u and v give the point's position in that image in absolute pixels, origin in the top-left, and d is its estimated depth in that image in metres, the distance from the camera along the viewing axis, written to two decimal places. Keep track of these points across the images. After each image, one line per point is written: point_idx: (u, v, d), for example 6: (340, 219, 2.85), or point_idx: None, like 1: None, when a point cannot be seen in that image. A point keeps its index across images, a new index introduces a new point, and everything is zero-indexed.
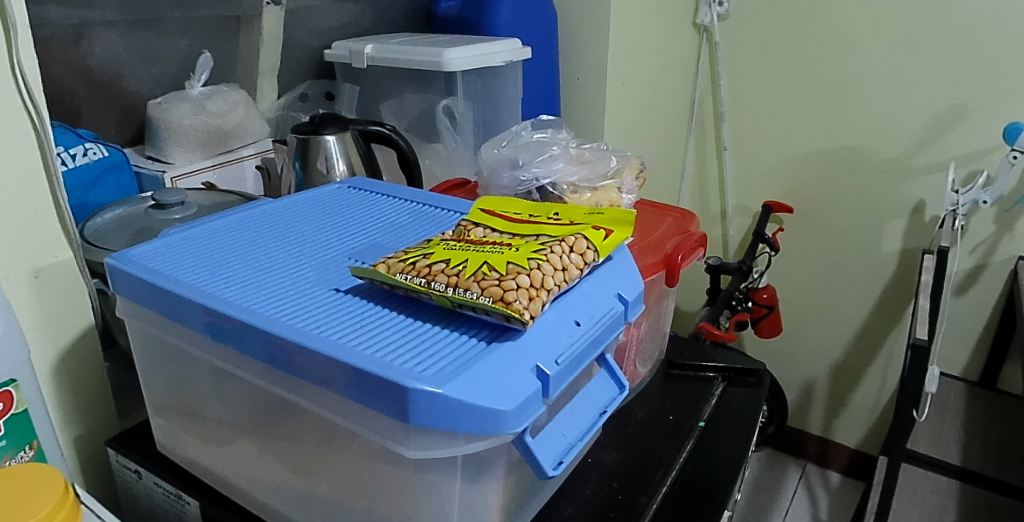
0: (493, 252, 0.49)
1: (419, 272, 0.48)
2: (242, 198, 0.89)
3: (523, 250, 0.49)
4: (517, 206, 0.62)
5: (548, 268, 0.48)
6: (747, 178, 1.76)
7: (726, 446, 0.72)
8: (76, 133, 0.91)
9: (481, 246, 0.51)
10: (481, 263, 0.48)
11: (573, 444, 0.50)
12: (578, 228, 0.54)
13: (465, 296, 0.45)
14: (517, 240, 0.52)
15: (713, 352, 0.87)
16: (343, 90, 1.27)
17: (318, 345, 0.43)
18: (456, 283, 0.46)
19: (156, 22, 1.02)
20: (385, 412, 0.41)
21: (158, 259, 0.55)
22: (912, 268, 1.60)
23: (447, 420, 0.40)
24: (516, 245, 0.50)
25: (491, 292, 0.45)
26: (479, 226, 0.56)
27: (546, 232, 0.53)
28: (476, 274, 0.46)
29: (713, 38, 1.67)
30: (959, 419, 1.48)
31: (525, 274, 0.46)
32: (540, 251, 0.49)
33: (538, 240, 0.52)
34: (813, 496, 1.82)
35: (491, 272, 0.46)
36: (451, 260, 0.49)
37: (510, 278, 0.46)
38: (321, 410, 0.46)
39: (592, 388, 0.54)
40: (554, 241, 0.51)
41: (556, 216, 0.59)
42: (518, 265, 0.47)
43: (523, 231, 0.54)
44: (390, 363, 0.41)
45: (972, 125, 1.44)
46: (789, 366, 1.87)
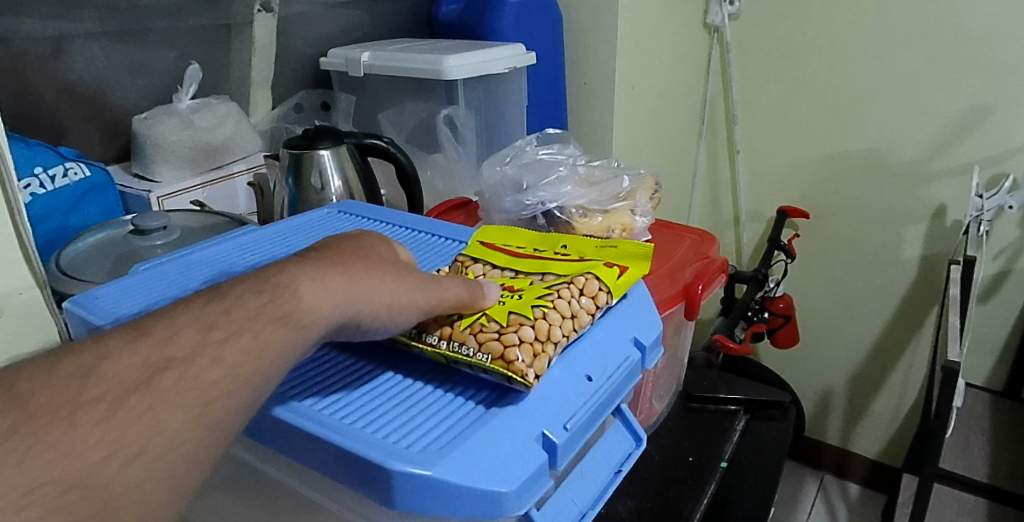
0: (496, 300, 0.48)
1: (417, 321, 0.47)
2: (229, 218, 0.84)
3: (526, 297, 0.48)
4: (527, 237, 0.60)
5: (555, 317, 0.46)
6: (760, 182, 1.70)
7: (750, 489, 0.67)
8: (58, 151, 0.85)
9: (485, 293, 0.50)
10: (481, 312, 0.46)
11: (585, 512, 0.46)
12: (588, 266, 0.52)
13: (461, 352, 0.44)
14: (521, 284, 0.50)
15: (733, 383, 0.83)
16: (339, 101, 1.19)
17: (302, 420, 0.41)
18: (449, 335, 0.45)
19: (142, 33, 0.97)
20: (367, 493, 0.39)
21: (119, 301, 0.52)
22: (934, 274, 1.53)
23: (436, 503, 0.38)
24: (520, 291, 0.49)
25: (490, 349, 0.43)
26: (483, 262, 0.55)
27: (554, 273, 0.51)
28: (474, 326, 0.45)
29: (724, 39, 1.60)
30: (987, 432, 1.41)
31: (528, 326, 0.45)
32: (545, 297, 0.47)
33: (544, 283, 0.50)
34: (832, 510, 1.76)
35: (490, 324, 0.45)
36: (448, 306, 0.48)
37: (510, 330, 0.44)
38: (308, 485, 0.45)
39: (605, 442, 0.50)
40: (562, 283, 0.49)
41: (567, 249, 0.57)
42: (520, 314, 0.45)
43: (530, 271, 0.53)
44: (374, 438, 0.40)
45: (996, 126, 1.37)
46: (806, 375, 1.80)
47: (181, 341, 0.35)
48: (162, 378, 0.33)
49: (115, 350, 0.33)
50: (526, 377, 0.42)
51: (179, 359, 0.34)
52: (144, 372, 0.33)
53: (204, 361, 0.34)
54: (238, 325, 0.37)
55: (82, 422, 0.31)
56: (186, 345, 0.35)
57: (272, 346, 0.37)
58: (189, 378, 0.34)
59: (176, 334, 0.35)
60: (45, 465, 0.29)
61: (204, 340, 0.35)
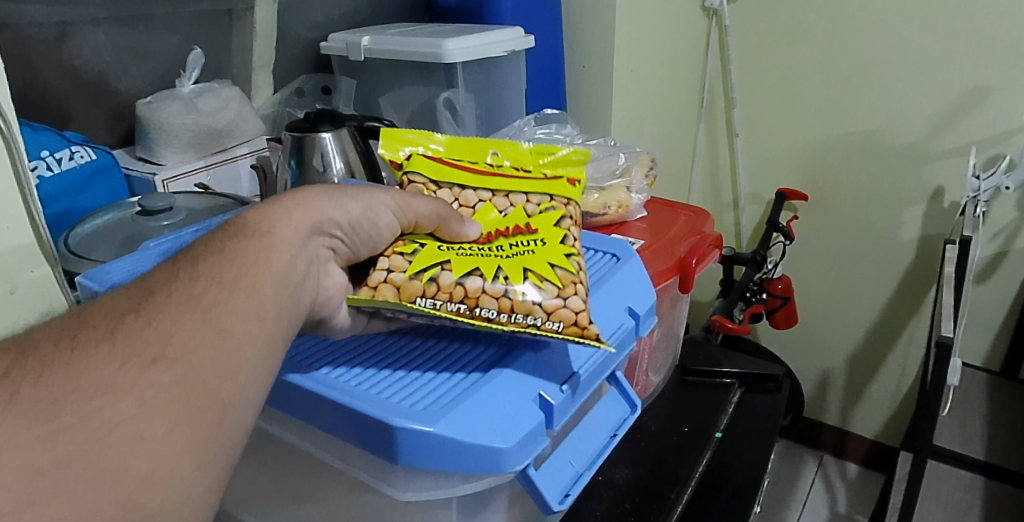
0: (524, 254, 0.50)
1: (464, 295, 0.46)
2: (234, 200, 0.86)
3: (558, 248, 0.51)
4: (461, 151, 0.61)
5: (582, 263, 0.51)
6: (760, 165, 1.70)
7: (744, 459, 0.69)
8: (63, 135, 0.87)
9: (500, 248, 0.51)
10: (526, 272, 0.48)
11: (582, 473, 0.49)
12: (564, 188, 0.58)
13: (530, 322, 0.45)
14: (522, 219, 0.54)
15: (727, 356, 0.85)
16: (341, 83, 1.21)
17: (312, 385, 0.45)
18: (511, 306, 0.46)
19: (144, 19, 0.99)
20: (372, 451, 0.43)
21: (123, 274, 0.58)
22: (931, 255, 1.54)
23: (439, 459, 0.42)
24: (543, 238, 0.52)
25: (561, 316, 0.46)
26: (455, 187, 0.57)
27: (539, 198, 0.56)
28: (530, 293, 0.47)
29: (723, 22, 1.60)
30: (983, 409, 1.42)
31: (581, 283, 0.49)
32: (568, 241, 0.52)
33: (548, 216, 0.54)
34: (831, 489, 1.78)
35: (546, 286, 0.47)
36: (484, 272, 0.48)
37: (567, 292, 0.47)
38: (324, 456, 0.48)
39: (603, 409, 0.53)
40: (562, 220, 0.54)
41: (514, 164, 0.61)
42: (565, 267, 0.49)
43: (511, 192, 0.56)
44: (382, 400, 0.43)
45: (992, 108, 1.38)
46: (805, 356, 1.82)
47: (165, 277, 0.38)
48: (160, 295, 0.36)
49: (114, 298, 0.37)
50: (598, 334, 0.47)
51: (193, 273, 0.38)
52: (139, 298, 0.36)
53: (108, 397, 0.31)
54: (234, 240, 0.41)
55: (87, 343, 0.33)
56: (170, 277, 0.38)
57: (277, 244, 0.42)
58: (212, 279, 0.38)
59: (160, 277, 0.38)
60: (61, 381, 0.31)
61: (204, 258, 0.39)
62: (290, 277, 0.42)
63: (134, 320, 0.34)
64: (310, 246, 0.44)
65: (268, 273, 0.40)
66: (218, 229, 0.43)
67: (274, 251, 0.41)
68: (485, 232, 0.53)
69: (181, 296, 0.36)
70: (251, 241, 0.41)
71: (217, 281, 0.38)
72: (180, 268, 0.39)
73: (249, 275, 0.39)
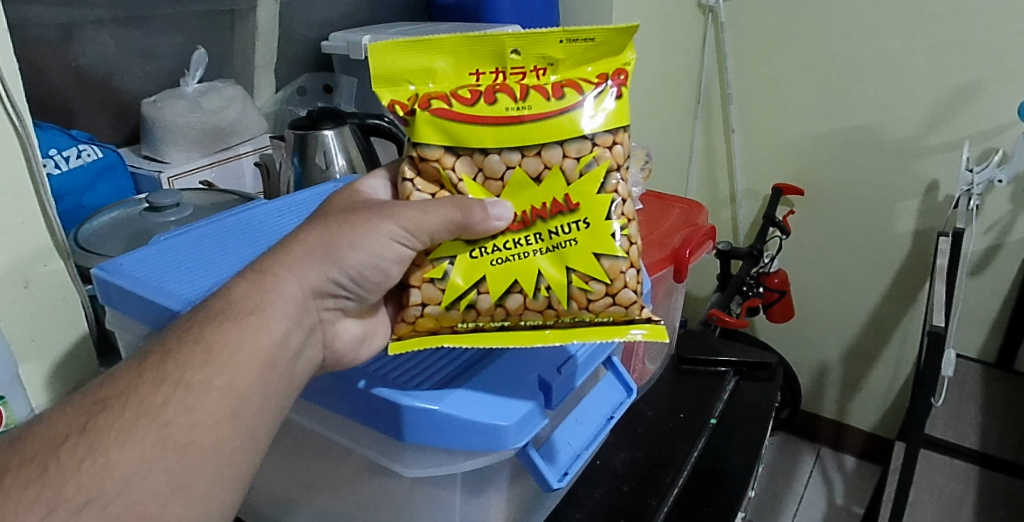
0: (566, 247, 0.49)
1: (508, 314, 0.50)
2: (239, 196, 0.88)
3: (603, 229, 0.49)
4: (475, 58, 0.50)
5: (629, 240, 0.50)
6: (757, 161, 1.72)
7: (737, 444, 0.71)
8: (70, 134, 0.89)
9: (539, 238, 0.50)
10: (569, 275, 0.49)
11: (579, 454, 0.55)
12: (606, 118, 0.49)
13: (578, 320, 0.50)
14: (562, 187, 0.49)
15: (723, 346, 0.87)
16: (341, 82, 1.23)
17: (336, 373, 0.51)
18: (555, 314, 0.50)
19: (148, 19, 1.00)
20: (384, 430, 0.49)
21: (190, 292, 0.56)
22: (926, 248, 1.56)
23: (441, 436, 0.48)
24: (586, 217, 0.49)
25: (609, 313, 0.50)
26: (478, 150, 0.49)
27: (577, 145, 0.49)
28: (576, 299, 0.49)
29: (719, 20, 1.62)
30: (977, 400, 1.44)
31: (629, 268, 0.50)
32: (615, 213, 0.50)
33: (591, 179, 0.49)
34: (828, 481, 1.80)
35: (591, 287, 0.49)
36: (524, 285, 0.49)
37: (616, 288, 0.49)
38: (341, 438, 0.54)
39: (600, 394, 0.59)
40: (607, 178, 0.49)
41: (541, 61, 0.50)
42: (612, 256, 0.49)
43: (545, 144, 0.49)
44: (396, 384, 0.50)
45: (985, 103, 1.40)
46: (801, 350, 1.84)
47: (125, 382, 0.38)
48: (110, 412, 0.36)
49: (74, 403, 0.37)
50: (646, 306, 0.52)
51: (160, 375, 0.38)
52: (86, 416, 0.36)
53: None
54: (213, 327, 0.41)
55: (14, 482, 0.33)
56: (129, 383, 0.38)
57: (260, 326, 0.42)
58: (181, 382, 0.38)
59: (117, 383, 0.38)
60: None
61: (173, 357, 0.40)
62: (275, 357, 0.43)
63: (75, 447, 0.35)
64: (303, 315, 0.45)
65: (249, 360, 0.41)
66: (202, 308, 0.43)
67: (254, 336, 0.42)
68: (520, 211, 0.49)
69: (134, 410, 0.37)
70: (233, 327, 0.42)
71: (183, 384, 0.38)
72: (145, 371, 0.39)
73: (220, 372, 0.40)
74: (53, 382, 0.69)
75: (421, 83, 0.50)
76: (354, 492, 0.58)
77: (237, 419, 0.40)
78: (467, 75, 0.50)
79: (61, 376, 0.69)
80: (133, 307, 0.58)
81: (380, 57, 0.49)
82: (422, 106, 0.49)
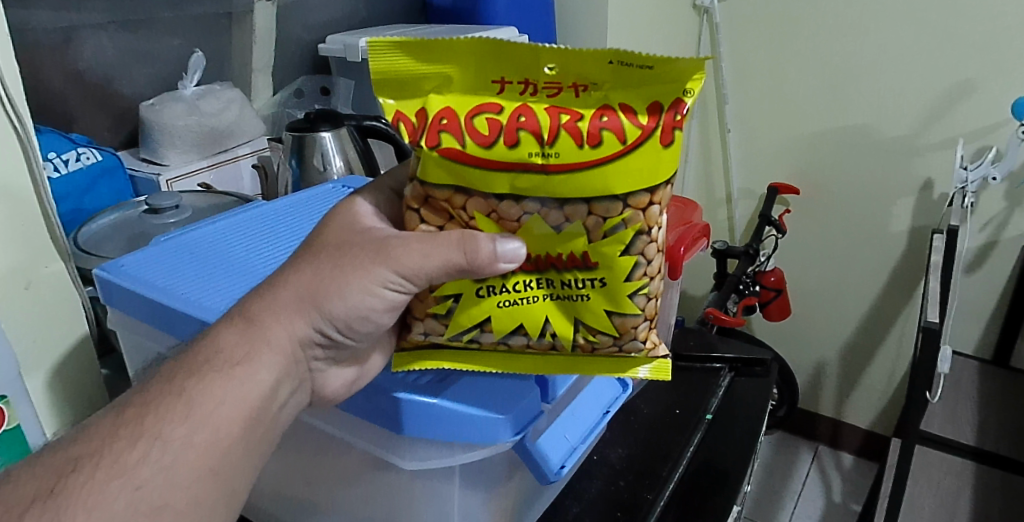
0: (578, 301, 0.48)
1: (510, 350, 0.50)
2: (237, 198, 0.88)
3: (621, 290, 0.47)
4: (498, 63, 0.45)
5: (645, 301, 0.48)
6: (752, 161, 1.73)
7: (734, 441, 0.71)
8: (69, 138, 0.89)
9: (551, 283, 0.48)
10: (577, 328, 0.49)
11: (575, 447, 0.56)
12: (647, 174, 0.44)
13: (583, 362, 0.50)
14: (581, 245, 0.46)
15: (720, 343, 0.88)
16: (339, 85, 1.24)
17: None
18: (560, 355, 0.50)
19: (146, 23, 1.01)
20: (385, 424, 0.51)
21: (218, 303, 0.56)
22: (921, 245, 1.57)
23: (436, 429, 0.50)
24: (603, 277, 0.46)
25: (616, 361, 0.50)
26: (494, 196, 0.46)
27: (606, 205, 0.44)
28: (582, 347, 0.49)
29: (714, 20, 1.63)
30: (973, 396, 1.44)
31: (643, 324, 0.48)
32: (635, 275, 0.46)
33: (617, 240, 0.45)
34: (825, 479, 1.81)
35: (599, 339, 0.49)
36: (529, 329, 0.49)
37: (626, 344, 0.49)
38: (343, 434, 0.56)
39: (598, 388, 0.61)
40: (636, 240, 0.46)
41: (580, 78, 0.45)
42: (625, 317, 0.48)
43: (570, 199, 0.45)
44: (398, 380, 0.52)
45: (979, 101, 1.41)
46: (798, 349, 1.85)
47: (100, 438, 0.39)
48: (81, 474, 0.37)
49: (44, 461, 0.38)
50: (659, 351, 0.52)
51: (138, 431, 0.39)
52: (57, 476, 0.37)
53: None
54: (195, 380, 0.42)
55: None
56: (104, 440, 0.39)
57: (243, 378, 0.43)
58: (159, 438, 0.39)
59: (92, 439, 0.39)
60: None
61: (154, 406, 0.41)
62: (261, 406, 0.44)
63: (38, 513, 0.35)
64: (288, 368, 0.47)
65: (235, 411, 0.42)
66: (188, 351, 0.44)
67: (237, 389, 0.43)
68: (534, 254, 0.47)
69: (105, 471, 0.37)
70: (220, 374, 0.43)
71: (161, 439, 0.39)
72: (126, 420, 0.40)
73: (200, 428, 0.41)
74: (61, 405, 0.70)
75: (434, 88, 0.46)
76: (353, 488, 0.59)
77: (218, 476, 0.41)
78: (492, 83, 0.46)
79: (71, 399, 0.71)
80: (158, 318, 0.57)
81: (386, 58, 0.46)
82: (431, 145, 0.45)
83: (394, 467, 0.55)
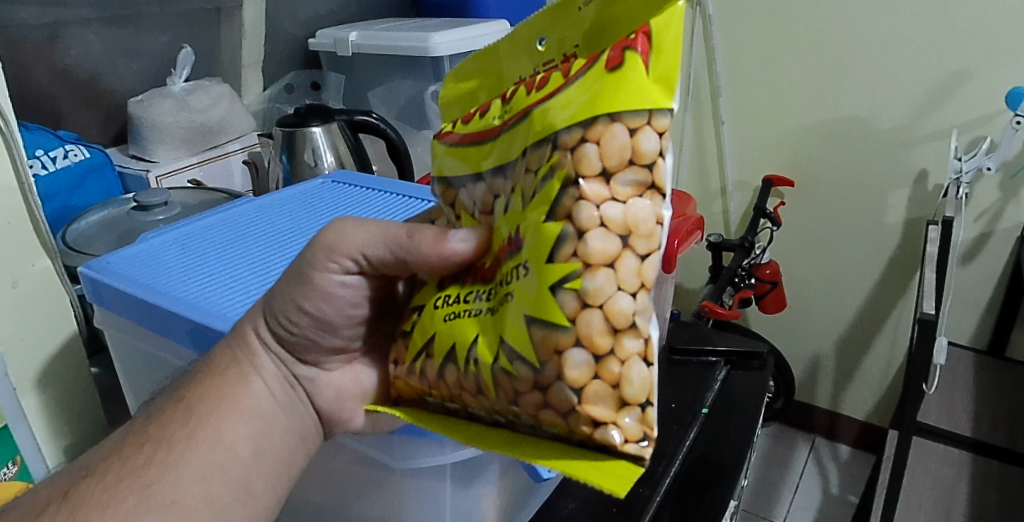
0: (505, 305, 0.36)
1: (450, 388, 0.40)
2: (229, 194, 0.87)
3: (542, 279, 0.32)
4: (513, 69, 0.44)
5: (575, 306, 0.31)
6: (745, 153, 1.72)
7: (730, 433, 0.71)
8: (57, 135, 0.88)
9: (495, 290, 0.38)
10: (497, 351, 0.35)
11: None
12: (579, 107, 0.32)
13: (526, 418, 0.36)
14: (519, 217, 0.36)
15: (715, 336, 0.87)
16: (329, 79, 1.23)
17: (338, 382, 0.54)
18: (495, 404, 0.37)
19: (133, 18, 1.00)
20: (377, 424, 0.52)
21: (236, 312, 0.54)
22: (916, 236, 1.57)
23: (426, 428, 0.50)
24: (526, 259, 0.34)
25: (554, 418, 0.34)
26: (472, 177, 0.43)
27: (537, 154, 0.34)
28: (509, 386, 0.35)
29: (707, 12, 1.61)
30: (969, 387, 1.44)
31: (576, 352, 0.32)
32: (562, 254, 0.32)
33: (543, 199, 0.33)
34: (823, 471, 1.81)
35: (522, 373, 0.34)
36: (459, 356, 0.38)
37: (551, 381, 0.33)
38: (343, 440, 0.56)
39: None
40: (561, 195, 0.32)
41: (572, 47, 0.40)
42: (546, 326, 0.32)
43: (516, 159, 0.37)
44: None
45: (972, 92, 1.41)
46: (794, 341, 1.84)
47: None
48: None
49: None
50: (628, 426, 0.32)
51: (144, 438, 0.44)
52: None
53: None
54: (189, 391, 0.46)
55: None
56: None
57: (232, 384, 0.47)
58: (164, 440, 0.43)
59: None
60: None
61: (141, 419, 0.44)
62: (255, 412, 0.47)
63: None
64: (278, 370, 0.49)
65: (225, 416, 0.46)
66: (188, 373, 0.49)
67: (228, 396, 0.47)
68: (495, 252, 0.39)
69: None
70: (211, 384, 0.47)
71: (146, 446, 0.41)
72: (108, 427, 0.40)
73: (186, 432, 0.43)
74: (54, 414, 0.70)
75: (471, 103, 0.48)
76: (345, 487, 0.58)
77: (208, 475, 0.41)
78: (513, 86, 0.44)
79: (62, 404, 0.70)
80: (162, 326, 0.55)
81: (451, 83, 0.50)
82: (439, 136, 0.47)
83: (387, 467, 0.55)
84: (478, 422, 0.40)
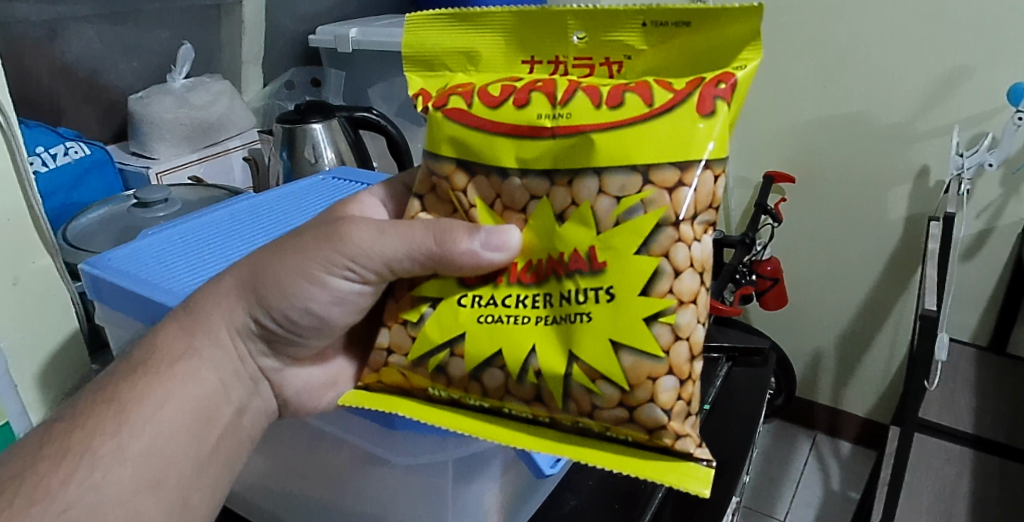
0: (576, 323, 0.41)
1: (485, 391, 0.43)
2: (229, 191, 0.87)
3: (637, 310, 0.39)
4: (529, 44, 0.47)
5: (669, 337, 0.39)
6: (746, 149, 1.71)
7: (731, 428, 0.71)
8: (57, 131, 0.88)
9: (550, 302, 0.42)
10: (570, 365, 0.41)
11: None
12: (676, 146, 0.39)
13: (580, 424, 0.42)
14: (590, 239, 0.41)
15: (717, 332, 0.87)
16: (329, 75, 1.23)
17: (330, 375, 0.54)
18: (548, 410, 0.42)
19: (133, 14, 0.99)
20: (375, 419, 0.51)
21: None
22: (919, 232, 1.57)
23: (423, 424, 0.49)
24: (611, 286, 0.40)
25: (626, 430, 0.40)
26: (497, 170, 0.44)
27: (619, 180, 0.40)
28: (581, 399, 0.41)
29: None
30: (970, 383, 1.44)
31: (664, 376, 0.39)
32: (659, 290, 0.39)
33: (632, 231, 0.40)
34: (824, 467, 1.81)
35: (604, 390, 0.40)
36: (511, 363, 0.42)
37: (637, 399, 0.39)
38: (345, 434, 0.56)
39: None
40: (658, 233, 0.39)
41: (616, 52, 0.45)
42: (639, 353, 0.39)
43: (581, 171, 0.41)
44: None
45: (974, 86, 1.40)
46: (795, 337, 1.84)
47: None
48: None
49: None
50: (693, 436, 0.40)
51: (73, 438, 0.43)
52: None
53: None
54: (129, 384, 0.45)
55: None
56: None
57: (180, 379, 0.46)
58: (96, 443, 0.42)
59: None
60: None
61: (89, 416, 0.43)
62: (210, 411, 0.47)
63: None
64: (237, 364, 0.50)
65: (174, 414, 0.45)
66: (124, 361, 0.47)
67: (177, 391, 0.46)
68: (526, 260, 0.43)
69: None
70: (154, 377, 0.45)
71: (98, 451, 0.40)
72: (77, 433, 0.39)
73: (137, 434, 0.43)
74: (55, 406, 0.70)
75: (459, 67, 0.49)
76: (346, 483, 0.58)
77: None
78: (522, 64, 0.47)
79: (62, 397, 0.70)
80: (155, 316, 0.55)
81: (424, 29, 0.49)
82: (437, 104, 0.46)
83: (389, 462, 0.55)
84: (503, 421, 0.44)
